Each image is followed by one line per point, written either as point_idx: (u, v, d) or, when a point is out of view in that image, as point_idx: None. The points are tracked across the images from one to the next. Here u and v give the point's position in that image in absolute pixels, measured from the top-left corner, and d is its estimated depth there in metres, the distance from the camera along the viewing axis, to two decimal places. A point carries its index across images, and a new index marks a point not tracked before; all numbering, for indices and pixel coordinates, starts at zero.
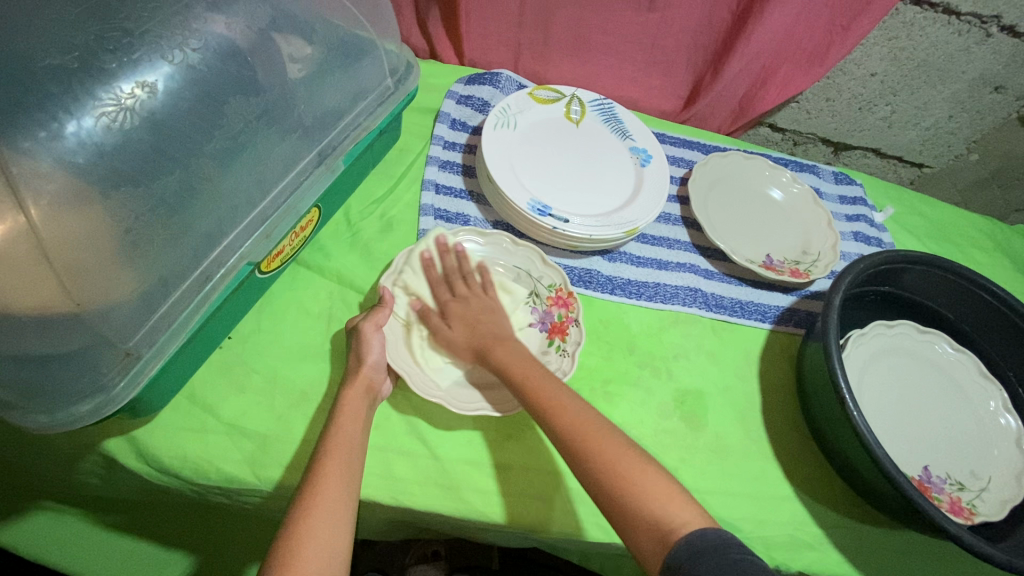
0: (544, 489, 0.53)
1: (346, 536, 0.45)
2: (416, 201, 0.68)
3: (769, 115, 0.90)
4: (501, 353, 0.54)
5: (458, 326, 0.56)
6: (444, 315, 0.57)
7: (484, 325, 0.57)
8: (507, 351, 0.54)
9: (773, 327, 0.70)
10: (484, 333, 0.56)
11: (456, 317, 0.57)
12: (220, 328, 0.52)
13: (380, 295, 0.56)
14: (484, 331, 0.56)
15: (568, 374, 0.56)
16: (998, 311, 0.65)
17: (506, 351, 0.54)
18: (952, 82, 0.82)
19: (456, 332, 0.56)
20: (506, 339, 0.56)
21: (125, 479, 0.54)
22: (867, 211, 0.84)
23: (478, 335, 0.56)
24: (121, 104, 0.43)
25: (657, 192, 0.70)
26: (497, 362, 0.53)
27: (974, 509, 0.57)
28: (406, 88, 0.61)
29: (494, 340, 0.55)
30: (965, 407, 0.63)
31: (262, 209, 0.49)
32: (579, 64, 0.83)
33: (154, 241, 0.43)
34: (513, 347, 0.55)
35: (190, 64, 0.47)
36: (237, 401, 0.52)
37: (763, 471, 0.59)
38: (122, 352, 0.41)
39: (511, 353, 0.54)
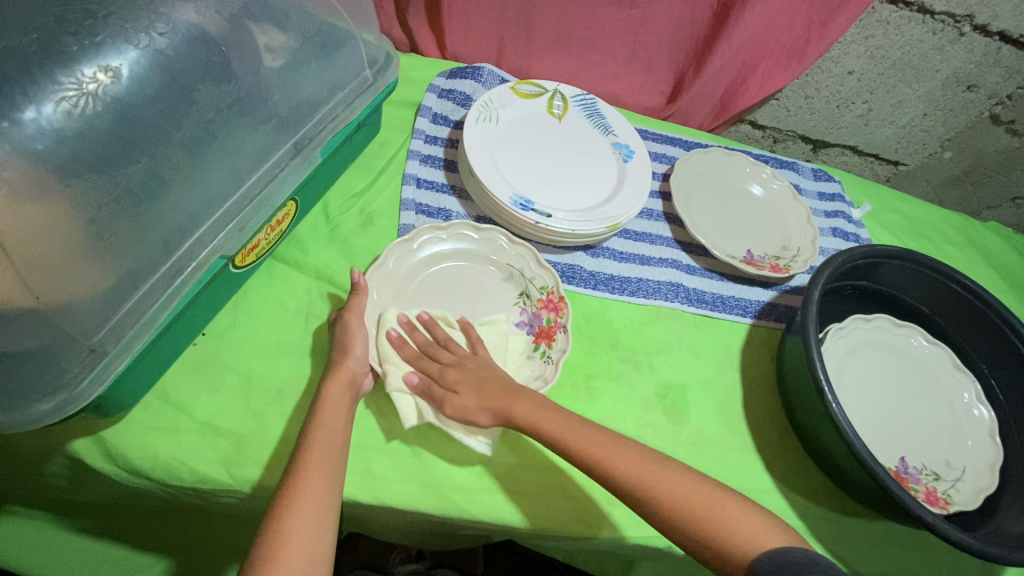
0: (527, 484, 0.53)
1: (329, 535, 0.44)
2: (397, 196, 0.67)
3: (749, 112, 0.91)
4: (523, 408, 0.51)
5: (465, 392, 0.52)
6: (444, 383, 0.53)
7: (491, 379, 0.53)
8: (529, 404, 0.51)
9: (753, 322, 0.70)
10: (497, 389, 0.52)
11: (457, 382, 0.53)
12: (192, 324, 0.51)
13: (353, 282, 0.56)
14: (494, 388, 0.52)
15: (549, 384, 0.55)
16: (971, 305, 0.66)
17: (529, 402, 0.51)
18: (927, 81, 0.84)
19: (462, 396, 0.52)
20: (522, 390, 0.52)
21: (93, 481, 0.52)
22: (845, 207, 0.86)
23: (490, 394, 0.52)
24: (83, 89, 0.42)
25: (638, 188, 0.70)
26: (526, 418, 0.50)
27: (949, 499, 0.58)
28: (386, 80, 0.59)
29: (511, 395, 0.52)
30: (941, 400, 0.64)
31: (235, 201, 0.47)
32: (562, 58, 0.83)
33: (119, 233, 0.41)
34: (530, 396, 0.52)
35: (157, 48, 0.45)
36: (211, 399, 0.51)
37: (744, 464, 0.59)
38: (87, 348, 0.39)
39: (534, 405, 0.51)
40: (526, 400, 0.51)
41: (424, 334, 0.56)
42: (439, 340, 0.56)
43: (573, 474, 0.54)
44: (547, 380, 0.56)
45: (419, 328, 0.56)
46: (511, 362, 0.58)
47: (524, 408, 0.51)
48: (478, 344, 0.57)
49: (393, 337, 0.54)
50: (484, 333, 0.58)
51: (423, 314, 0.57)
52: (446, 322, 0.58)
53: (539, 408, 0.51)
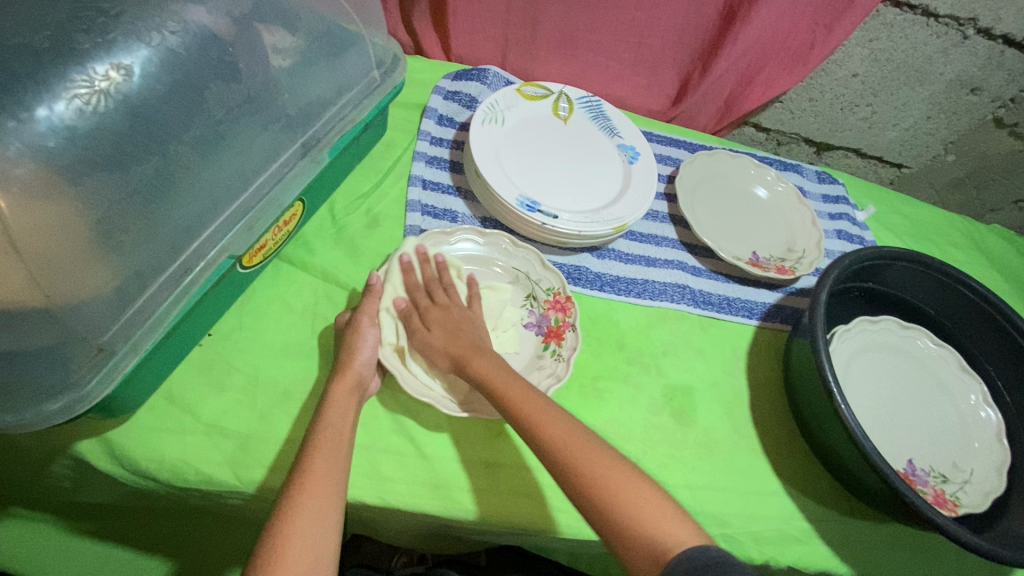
0: (534, 486, 0.52)
1: (335, 537, 0.44)
2: (403, 197, 0.67)
3: (753, 115, 0.91)
4: (481, 364, 0.51)
5: (436, 332, 0.54)
6: (426, 320, 0.55)
7: (465, 334, 0.54)
8: (488, 363, 0.51)
9: (759, 323, 0.70)
10: (465, 342, 0.53)
11: (434, 323, 0.55)
12: (198, 325, 0.50)
13: (369, 283, 0.56)
14: (466, 342, 0.53)
15: (561, 379, 0.55)
16: (978, 306, 0.66)
17: (488, 361, 0.51)
18: (930, 84, 0.84)
19: (435, 338, 0.54)
20: (487, 351, 0.53)
21: (98, 482, 0.52)
22: (850, 209, 0.86)
23: (459, 344, 0.53)
24: (95, 87, 0.42)
25: (644, 189, 0.70)
26: (479, 374, 0.51)
27: (958, 501, 0.58)
28: (393, 81, 0.59)
29: (473, 351, 0.53)
30: (948, 401, 0.64)
31: (243, 202, 0.47)
32: (567, 61, 0.83)
33: (128, 232, 0.41)
34: (493, 358, 0.52)
35: (169, 47, 0.45)
36: (217, 400, 0.50)
37: (752, 466, 0.59)
38: (95, 348, 0.39)
39: (491, 365, 0.51)
40: (484, 359, 0.52)
41: (433, 271, 0.59)
42: (442, 280, 0.58)
43: (580, 476, 0.54)
44: (558, 377, 0.55)
45: (427, 263, 0.59)
46: (502, 328, 0.59)
47: (479, 366, 0.51)
48: (474, 300, 0.58)
49: (404, 262, 0.58)
50: (485, 295, 0.60)
51: (440, 255, 0.60)
52: (457, 271, 0.60)
53: (498, 369, 0.51)
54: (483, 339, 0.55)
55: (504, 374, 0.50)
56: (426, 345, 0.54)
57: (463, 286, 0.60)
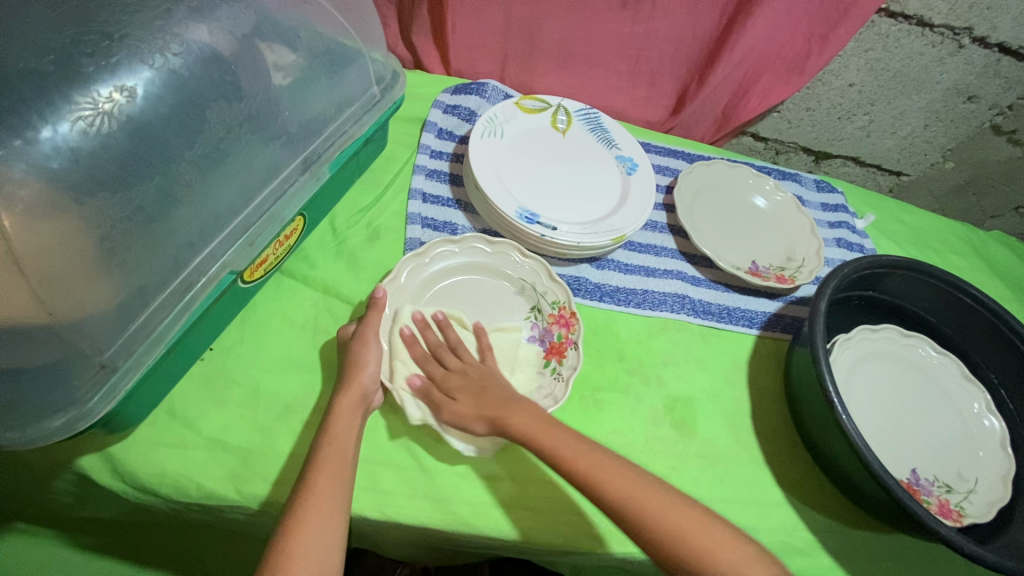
0: (536, 499, 0.52)
1: (337, 551, 0.44)
2: (403, 210, 0.67)
3: (751, 125, 0.91)
4: (519, 416, 0.51)
5: (461, 395, 0.53)
6: (445, 388, 0.53)
7: (491, 390, 0.53)
8: (525, 416, 0.51)
9: (760, 333, 0.70)
10: (496, 398, 0.53)
11: (457, 390, 0.53)
12: (200, 340, 0.51)
13: (375, 297, 0.56)
14: (494, 398, 0.53)
15: (558, 402, 0.55)
16: (979, 314, 0.66)
17: (524, 416, 0.51)
18: (927, 92, 0.84)
19: (463, 404, 0.52)
20: (521, 401, 0.52)
21: (100, 497, 0.52)
22: (849, 217, 0.86)
23: (489, 402, 0.52)
24: (98, 109, 0.42)
25: (643, 200, 0.70)
26: (519, 427, 0.50)
27: (963, 511, 0.57)
28: (393, 97, 0.61)
29: (505, 405, 0.52)
30: (951, 410, 0.64)
31: (244, 217, 0.48)
32: (565, 73, 0.84)
33: (131, 250, 0.42)
34: (530, 409, 0.52)
35: (171, 68, 0.46)
36: (218, 414, 0.51)
37: (754, 477, 0.59)
38: (97, 365, 0.40)
39: (529, 415, 0.51)
40: (521, 411, 0.51)
41: (437, 335, 0.58)
42: (450, 343, 0.57)
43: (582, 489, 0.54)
44: (557, 398, 0.56)
45: (429, 330, 0.57)
46: (519, 371, 0.59)
47: (519, 420, 0.50)
48: (485, 353, 0.58)
49: (407, 334, 0.56)
50: (496, 340, 0.60)
51: (438, 314, 0.58)
52: (458, 323, 0.59)
53: (537, 421, 0.51)
54: (512, 389, 0.54)
55: (543, 424, 0.50)
56: (454, 411, 0.52)
57: (470, 339, 0.59)
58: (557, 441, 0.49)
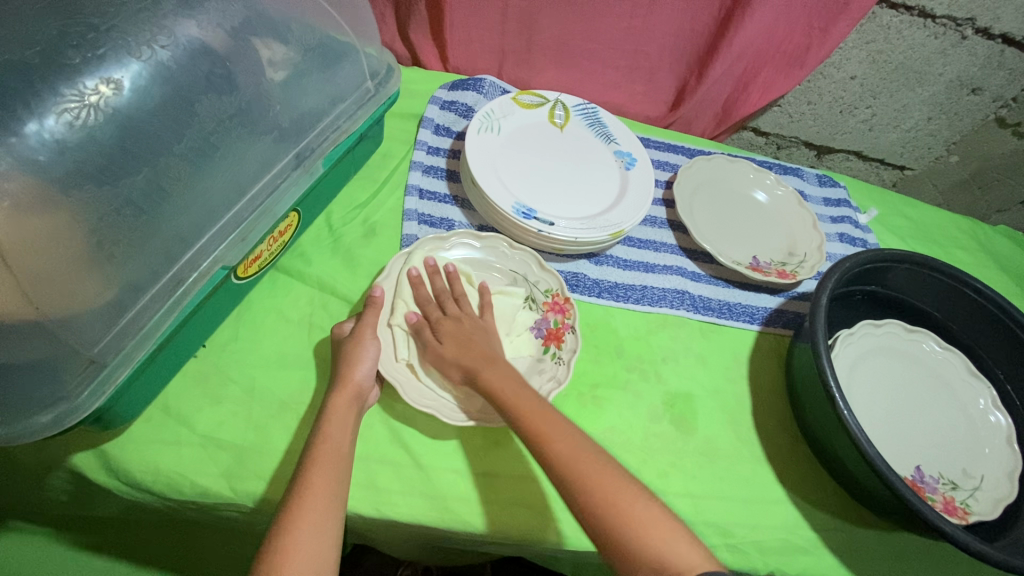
0: (533, 497, 0.52)
1: (334, 551, 0.43)
2: (400, 206, 0.67)
3: (751, 120, 0.91)
4: (491, 374, 0.51)
5: (449, 342, 0.53)
6: (437, 332, 0.54)
7: (477, 343, 0.53)
8: (499, 375, 0.50)
9: (761, 329, 0.69)
10: (477, 352, 0.53)
11: (446, 335, 0.54)
12: (194, 336, 0.51)
13: (370, 296, 0.56)
14: (477, 351, 0.53)
15: (562, 382, 0.55)
16: (984, 309, 0.64)
17: (499, 372, 0.51)
18: (930, 84, 0.83)
19: (449, 351, 0.53)
20: (500, 361, 0.52)
21: (94, 495, 0.52)
22: (852, 212, 0.85)
23: (469, 353, 0.52)
24: (84, 101, 0.42)
25: (641, 195, 0.70)
26: (487, 384, 0.50)
27: (969, 509, 0.56)
28: (387, 92, 0.60)
29: (485, 361, 0.52)
30: (955, 406, 0.63)
31: (236, 212, 0.48)
32: (564, 69, 0.83)
33: (120, 244, 0.41)
34: (502, 367, 0.52)
35: (159, 61, 0.46)
36: (212, 412, 0.50)
37: (755, 474, 0.58)
38: (86, 360, 0.39)
39: (505, 377, 0.50)
40: (496, 368, 0.51)
41: (444, 283, 0.58)
42: (455, 292, 0.58)
43: None
44: (558, 380, 0.55)
45: (438, 275, 0.58)
46: (516, 335, 0.59)
47: (491, 376, 0.50)
48: (485, 310, 0.58)
49: (413, 276, 0.57)
50: (497, 302, 0.59)
51: (449, 266, 0.59)
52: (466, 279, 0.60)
53: (507, 379, 0.50)
54: (497, 350, 0.54)
55: (516, 384, 0.50)
56: (436, 353, 0.53)
57: (474, 293, 0.59)
58: (520, 393, 0.49)
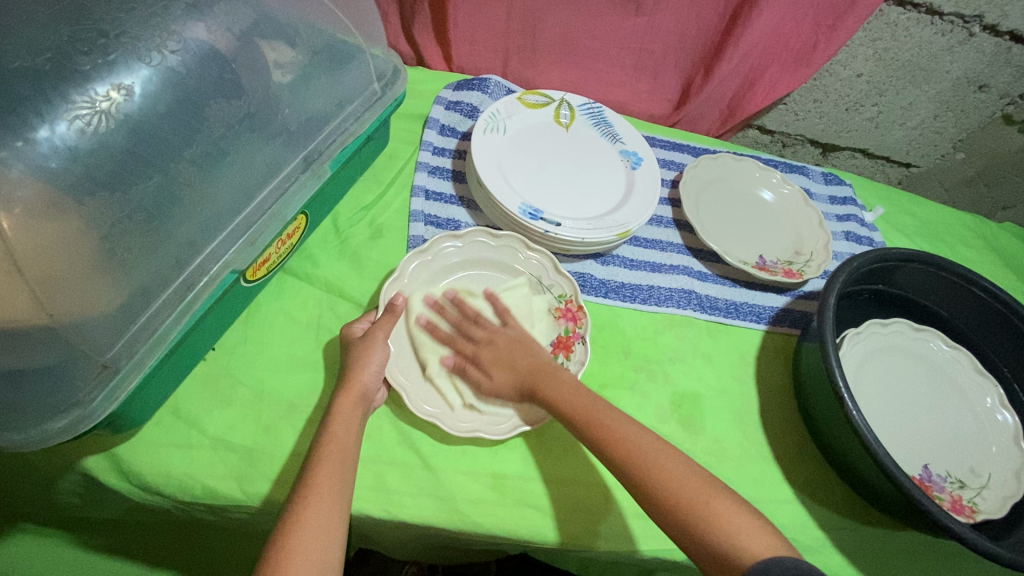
0: (543, 498, 0.52)
1: (338, 550, 0.43)
2: (406, 207, 0.67)
3: (757, 118, 0.90)
4: (550, 388, 0.52)
5: (495, 369, 0.54)
6: (478, 363, 0.55)
7: (521, 358, 0.55)
8: (558, 384, 0.52)
9: (768, 328, 0.69)
10: (527, 366, 0.54)
11: (490, 363, 0.55)
12: (204, 339, 0.51)
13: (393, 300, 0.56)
14: (528, 367, 0.54)
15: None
16: (992, 308, 0.64)
17: (556, 385, 0.52)
18: (937, 82, 0.83)
19: (500, 377, 0.54)
20: (550, 369, 0.54)
21: (105, 498, 0.52)
22: (857, 210, 0.85)
23: (522, 373, 0.54)
24: (96, 108, 0.42)
25: (648, 195, 0.69)
26: (554, 403, 0.51)
27: (976, 507, 0.56)
28: (394, 93, 0.60)
29: (538, 374, 0.53)
30: (963, 405, 0.63)
31: (245, 216, 0.48)
32: (568, 68, 0.83)
33: (132, 250, 0.41)
34: (563, 377, 0.53)
35: (169, 65, 0.46)
36: (222, 414, 0.50)
37: (763, 474, 0.58)
38: (99, 365, 0.40)
39: (564, 386, 0.52)
40: (552, 380, 0.53)
41: (455, 312, 0.58)
42: (468, 316, 0.58)
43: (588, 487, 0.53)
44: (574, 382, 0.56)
45: (447, 308, 0.58)
46: (538, 322, 0.60)
47: (549, 390, 0.52)
48: (505, 315, 0.59)
49: (424, 323, 0.56)
50: (507, 299, 0.60)
51: (450, 293, 0.59)
52: (467, 293, 0.60)
53: (571, 390, 0.52)
54: (541, 352, 0.56)
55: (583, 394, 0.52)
56: (491, 387, 0.54)
57: (486, 306, 0.59)
58: (583, 401, 0.51)
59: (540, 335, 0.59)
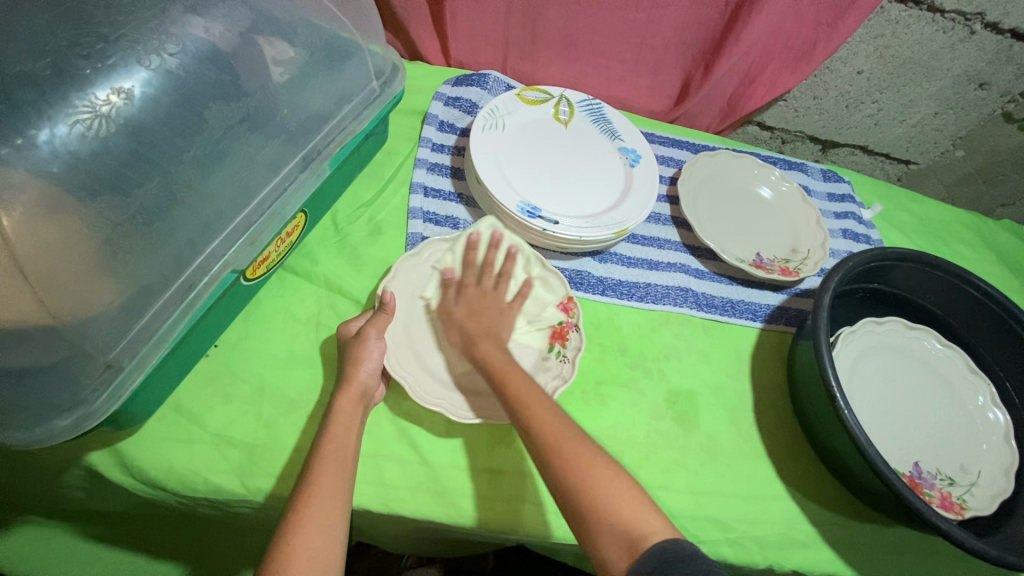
0: (539, 493, 0.53)
1: (339, 547, 0.44)
2: (405, 204, 0.67)
3: (757, 114, 0.90)
4: (485, 349, 0.53)
5: (463, 309, 0.57)
6: (461, 295, 0.58)
7: (480, 320, 0.56)
8: (492, 349, 0.53)
9: (763, 325, 0.70)
10: (478, 327, 0.56)
11: (466, 299, 0.57)
12: (205, 337, 0.51)
13: (382, 299, 0.55)
14: (478, 329, 0.55)
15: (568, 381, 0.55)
16: (986, 307, 0.65)
17: (488, 348, 0.53)
18: (937, 79, 0.83)
19: (457, 312, 0.57)
20: (495, 337, 0.55)
21: (109, 492, 0.53)
22: (856, 207, 0.85)
23: (471, 330, 0.55)
24: (96, 112, 0.42)
25: (646, 192, 0.70)
26: (484, 357, 0.53)
27: (964, 504, 0.57)
28: (393, 91, 0.60)
29: (482, 337, 0.54)
30: (954, 403, 0.63)
31: (244, 216, 0.48)
32: (568, 63, 0.83)
33: (133, 251, 0.42)
34: (496, 344, 0.54)
35: (168, 68, 0.46)
36: (223, 409, 0.51)
37: (755, 470, 0.59)
38: (103, 364, 0.40)
39: (499, 354, 0.53)
40: (490, 345, 0.54)
41: (495, 256, 0.61)
42: (491, 270, 0.60)
43: None
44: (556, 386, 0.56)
45: (491, 249, 0.61)
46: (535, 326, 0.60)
47: (484, 349, 0.53)
48: (517, 300, 0.59)
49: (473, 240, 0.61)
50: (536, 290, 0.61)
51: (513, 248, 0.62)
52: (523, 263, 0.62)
53: (500, 355, 0.53)
54: (502, 329, 0.57)
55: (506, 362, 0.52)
56: (443, 330, 0.56)
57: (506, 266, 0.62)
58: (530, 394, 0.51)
59: (546, 319, 0.60)
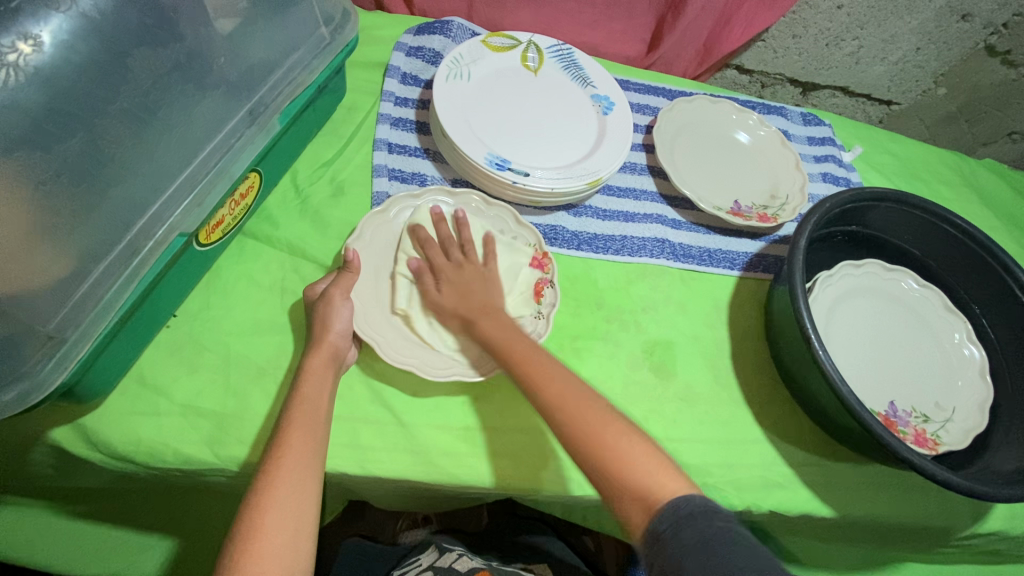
0: (517, 449, 0.53)
1: (313, 505, 0.44)
2: (368, 162, 0.64)
3: (735, 57, 0.87)
4: (487, 325, 0.52)
5: (450, 291, 0.54)
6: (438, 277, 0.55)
7: (476, 293, 0.54)
8: (494, 325, 0.52)
9: (742, 274, 0.69)
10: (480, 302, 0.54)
11: (449, 282, 0.55)
12: (162, 305, 0.49)
13: (345, 258, 0.53)
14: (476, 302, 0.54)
15: (543, 335, 0.54)
16: (963, 244, 0.64)
17: (442, 293, 0.54)
18: (920, 12, 0.80)
19: (447, 296, 0.54)
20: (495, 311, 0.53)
21: (80, 468, 0.52)
22: (836, 150, 0.83)
23: (468, 304, 0.53)
24: (2, 61, 0.39)
25: (620, 140, 0.67)
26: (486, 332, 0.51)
27: (939, 440, 0.58)
28: (345, 38, 0.56)
29: (484, 312, 0.53)
30: (930, 342, 0.63)
31: (190, 172, 0.45)
32: (535, 7, 0.78)
33: (64, 214, 0.40)
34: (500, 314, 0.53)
35: (82, 10, 0.42)
36: (188, 380, 0.50)
37: (734, 416, 0.59)
38: (44, 336, 0.38)
39: (498, 326, 0.52)
40: (494, 321, 0.52)
41: (449, 231, 0.58)
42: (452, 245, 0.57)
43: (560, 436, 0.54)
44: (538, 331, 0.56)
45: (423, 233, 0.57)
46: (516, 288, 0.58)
47: (490, 328, 0.51)
48: (490, 258, 0.57)
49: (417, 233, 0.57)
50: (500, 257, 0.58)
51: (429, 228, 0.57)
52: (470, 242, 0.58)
53: (504, 329, 0.51)
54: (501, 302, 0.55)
55: (483, 299, 0.54)
56: (435, 300, 0.54)
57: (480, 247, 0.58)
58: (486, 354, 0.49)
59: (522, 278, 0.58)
